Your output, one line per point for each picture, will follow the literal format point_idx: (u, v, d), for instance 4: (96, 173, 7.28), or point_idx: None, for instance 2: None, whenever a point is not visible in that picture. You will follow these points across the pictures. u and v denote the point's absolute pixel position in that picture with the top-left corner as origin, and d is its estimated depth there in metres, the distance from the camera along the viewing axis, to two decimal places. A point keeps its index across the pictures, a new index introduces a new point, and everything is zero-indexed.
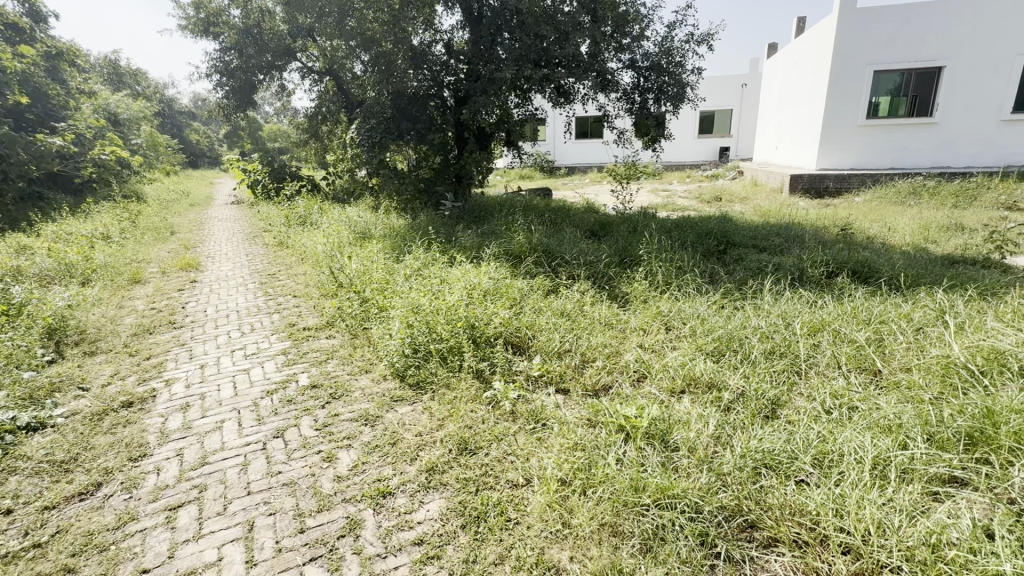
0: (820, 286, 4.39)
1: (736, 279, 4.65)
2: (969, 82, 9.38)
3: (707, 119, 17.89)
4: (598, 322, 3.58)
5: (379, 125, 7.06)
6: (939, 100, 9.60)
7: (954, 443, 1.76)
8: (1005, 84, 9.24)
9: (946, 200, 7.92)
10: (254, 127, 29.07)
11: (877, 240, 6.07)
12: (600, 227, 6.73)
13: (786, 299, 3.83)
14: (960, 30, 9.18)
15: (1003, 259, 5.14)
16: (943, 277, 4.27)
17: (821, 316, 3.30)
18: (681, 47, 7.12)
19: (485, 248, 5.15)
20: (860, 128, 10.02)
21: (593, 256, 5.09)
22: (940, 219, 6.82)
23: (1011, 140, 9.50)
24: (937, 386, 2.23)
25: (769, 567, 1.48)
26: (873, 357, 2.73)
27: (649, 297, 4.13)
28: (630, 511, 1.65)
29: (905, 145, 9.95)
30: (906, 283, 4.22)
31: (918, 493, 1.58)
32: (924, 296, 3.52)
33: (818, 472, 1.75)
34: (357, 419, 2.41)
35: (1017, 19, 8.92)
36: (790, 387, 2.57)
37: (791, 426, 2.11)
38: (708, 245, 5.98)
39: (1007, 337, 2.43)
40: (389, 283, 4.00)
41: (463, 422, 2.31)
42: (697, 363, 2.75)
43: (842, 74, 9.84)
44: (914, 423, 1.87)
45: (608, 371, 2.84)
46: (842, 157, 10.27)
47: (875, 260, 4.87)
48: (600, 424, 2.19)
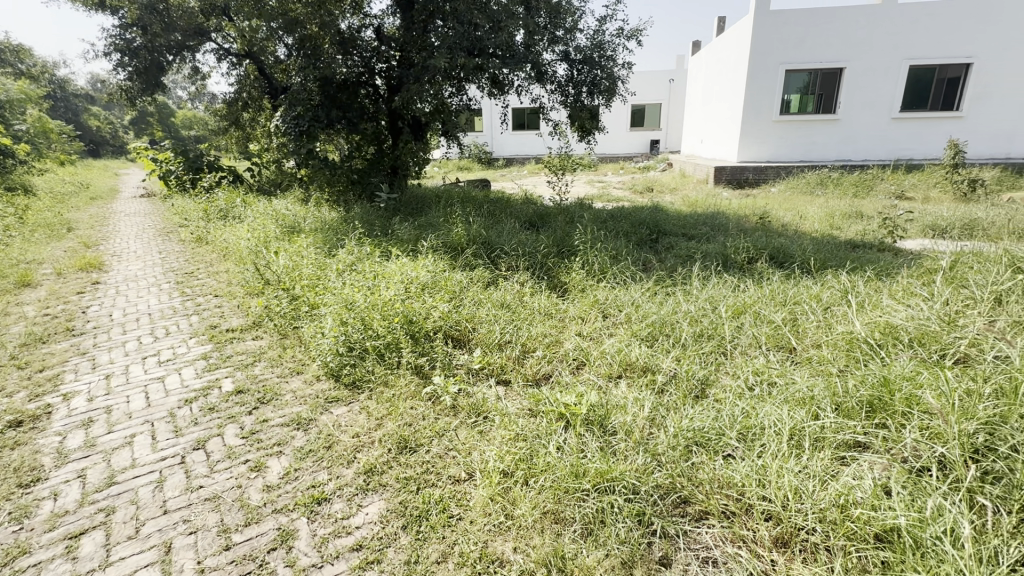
0: (742, 271, 4.69)
1: (667, 267, 4.87)
2: (866, 82, 10.32)
3: (638, 112, 18.53)
4: (537, 312, 3.62)
5: (306, 113, 6.65)
6: (841, 98, 10.49)
7: (858, 411, 1.92)
8: (895, 85, 10.25)
9: (848, 190, 8.71)
10: (165, 112, 26.70)
11: (791, 228, 6.57)
12: (538, 218, 6.78)
13: (712, 284, 4.06)
14: (858, 35, 10.06)
15: (895, 243, 5.73)
16: (846, 261, 4.69)
17: (744, 300, 3.53)
18: (612, 41, 7.30)
19: (422, 240, 5.05)
20: (775, 123, 10.78)
21: (532, 247, 5.13)
22: (844, 207, 7.48)
23: (901, 136, 10.56)
24: (843, 359, 2.44)
25: (700, 539, 1.55)
26: (789, 336, 2.95)
27: (586, 287, 4.22)
28: (571, 498, 1.68)
29: (814, 139, 10.81)
30: (815, 266, 4.60)
31: (828, 458, 1.72)
32: (831, 278, 3.85)
33: (743, 446, 1.86)
34: (288, 424, 2.28)
35: (904, 26, 9.89)
36: (718, 367, 2.73)
37: (718, 405, 2.23)
38: (641, 234, 6.21)
39: (900, 312, 2.70)
40: (321, 278, 3.81)
41: (402, 419, 2.25)
42: (633, 349, 2.85)
43: (758, 72, 10.52)
44: (824, 394, 2.04)
45: (548, 360, 2.87)
46: (760, 150, 11.01)
47: (789, 246, 5.26)
48: (540, 414, 2.21)
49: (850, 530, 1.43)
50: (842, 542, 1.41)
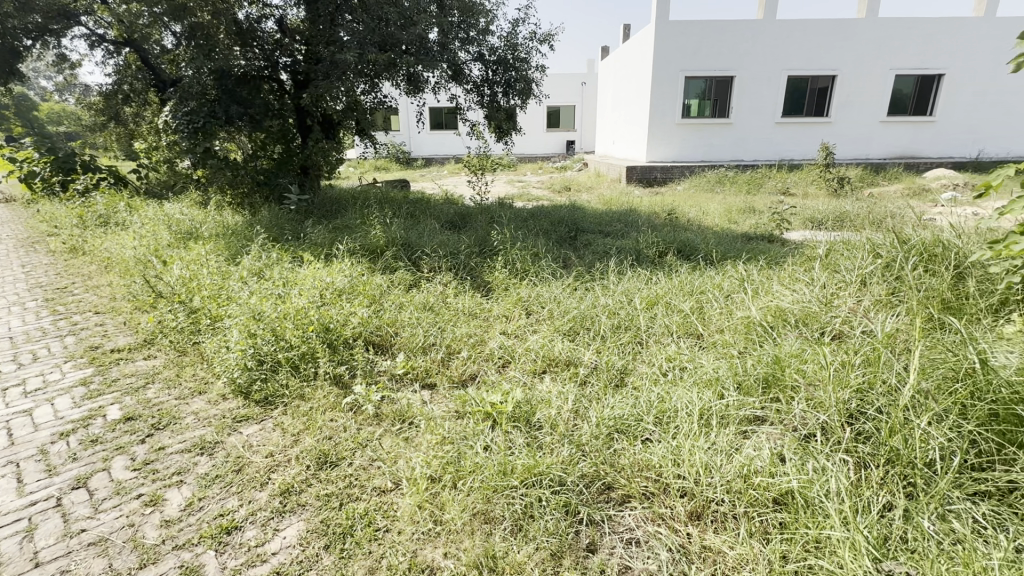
0: (654, 264, 4.98)
1: (585, 263, 5.05)
2: (753, 89, 11.39)
3: (553, 114, 19.07)
4: (462, 313, 3.60)
5: (201, 109, 6.08)
6: (733, 104, 11.50)
7: (755, 387, 2.12)
8: (777, 93, 11.42)
9: (742, 187, 9.56)
10: (25, 105, 23.26)
11: (695, 223, 7.10)
12: (459, 219, 6.73)
13: (627, 278, 4.27)
14: (745, 46, 11.07)
15: (782, 234, 6.39)
16: (742, 252, 5.15)
17: (656, 292, 3.75)
18: (525, 43, 7.43)
19: (338, 244, 4.82)
20: (677, 126, 11.59)
21: (453, 247, 5.09)
22: (739, 203, 8.20)
23: (783, 139, 11.80)
24: (742, 341, 2.68)
25: (624, 521, 1.63)
26: (696, 323, 3.18)
27: (509, 285, 4.26)
28: (500, 496, 1.68)
29: (711, 141, 11.76)
30: (717, 257, 5.00)
31: (733, 433, 1.87)
32: (730, 268, 4.20)
33: (659, 429, 1.98)
34: (189, 449, 2.08)
35: (782, 41, 11.02)
36: (635, 356, 2.88)
37: (636, 392, 2.35)
38: (561, 232, 6.39)
39: (787, 296, 3.01)
40: (225, 288, 3.51)
41: (321, 434, 2.13)
42: (555, 344, 2.93)
43: (661, 78, 11.24)
44: (727, 374, 2.22)
45: (474, 360, 2.86)
46: (665, 150, 11.78)
47: (694, 240, 5.68)
48: (467, 414, 2.20)
49: (752, 497, 1.56)
50: (745, 509, 1.54)
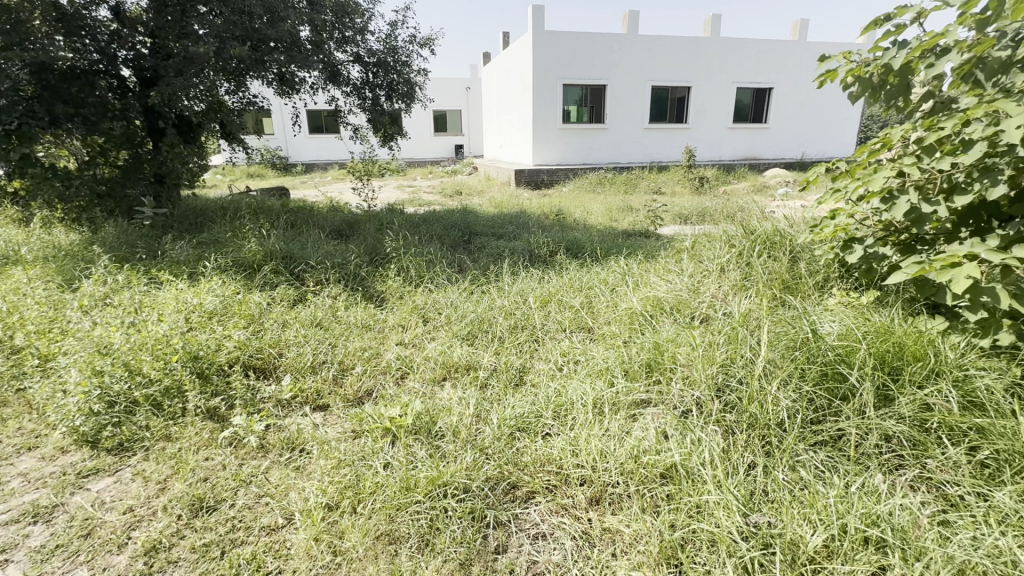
0: (546, 263, 5.18)
1: (480, 266, 5.10)
2: (623, 97, 12.38)
3: (439, 118, 18.99)
4: (354, 326, 3.43)
5: (13, 107, 5.08)
6: (607, 110, 12.39)
7: (639, 372, 2.30)
8: (644, 101, 12.53)
9: (620, 187, 10.33)
10: None
11: (581, 222, 7.52)
12: (347, 227, 6.41)
13: (522, 279, 4.39)
14: (613, 58, 11.99)
15: (656, 229, 7.02)
16: (622, 247, 5.56)
17: (549, 290, 3.90)
18: (405, 46, 7.31)
19: (206, 261, 4.32)
20: (559, 131, 12.19)
21: (341, 257, 4.83)
22: (619, 202, 8.85)
23: (651, 143, 12.98)
24: (627, 330, 2.89)
25: (529, 517, 1.66)
26: (586, 317, 3.37)
27: (404, 294, 4.16)
28: (404, 513, 1.62)
29: (590, 145, 12.57)
30: (601, 254, 5.35)
31: (623, 418, 2.00)
32: (613, 263, 4.51)
33: (557, 423, 2.06)
34: (17, 520, 1.72)
35: (644, 54, 12.11)
36: (531, 354, 2.97)
37: (535, 389, 2.43)
38: (455, 236, 6.38)
39: (662, 286, 3.31)
40: (58, 321, 2.96)
41: (195, 476, 1.88)
42: (455, 350, 2.92)
43: (541, 84, 11.74)
44: (615, 363, 2.38)
45: (369, 375, 2.74)
46: (550, 154, 12.33)
47: (580, 238, 6.01)
48: (364, 433, 2.09)
49: (642, 474, 1.68)
50: (637, 487, 1.65)
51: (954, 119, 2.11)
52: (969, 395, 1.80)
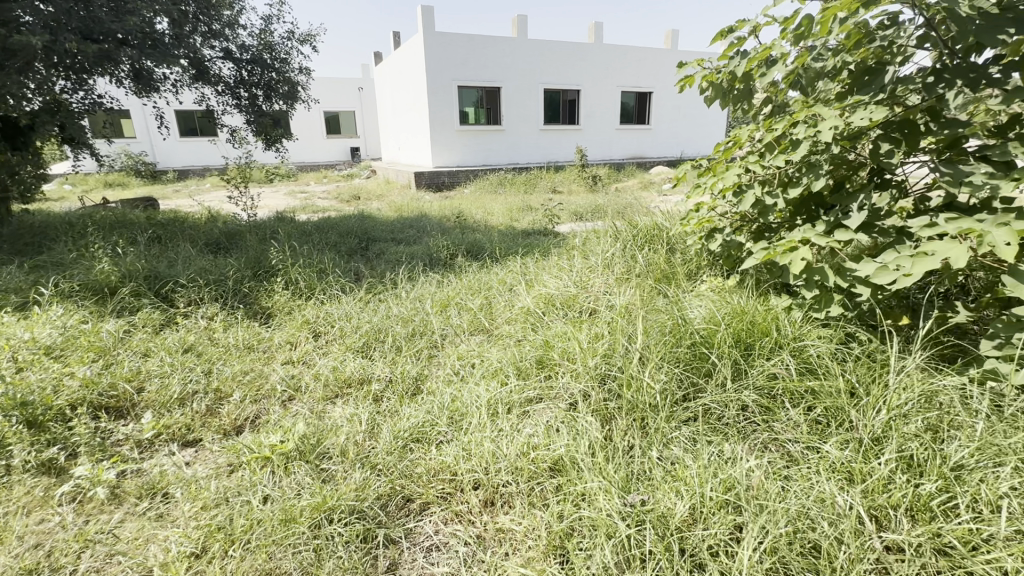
0: (446, 267, 5.15)
1: (377, 273, 4.93)
2: (517, 100, 12.67)
3: (331, 119, 18.09)
4: (233, 348, 3.13)
5: None
6: (502, 112, 12.60)
7: (531, 368, 2.36)
8: (537, 103, 12.93)
9: (520, 187, 10.57)
10: None
11: (482, 223, 7.57)
12: (226, 239, 5.85)
13: (420, 284, 4.31)
14: (506, 60, 12.21)
15: (554, 227, 7.27)
16: (521, 247, 5.69)
17: (447, 294, 3.87)
18: (283, 42, 6.86)
19: (45, 287, 3.71)
20: (457, 133, 12.18)
21: (219, 272, 4.40)
22: (519, 202, 9.05)
23: (547, 143, 13.43)
24: (521, 328, 2.96)
25: (423, 530, 1.63)
26: (484, 318, 3.39)
27: (293, 308, 3.89)
28: (284, 547, 1.51)
29: (489, 147, 12.72)
30: (501, 254, 5.43)
31: (516, 415, 2.04)
32: (511, 263, 4.60)
33: (452, 429, 2.05)
34: None
35: (535, 57, 12.48)
36: (429, 360, 2.92)
37: (431, 396, 2.39)
38: (351, 244, 6.11)
39: (554, 283, 3.43)
40: None
41: (25, 544, 1.60)
42: (348, 364, 2.78)
43: (436, 86, 11.62)
44: (509, 363, 2.42)
45: (251, 400, 2.52)
46: (449, 156, 12.27)
47: (480, 240, 6.05)
48: (242, 465, 1.92)
49: (531, 470, 1.73)
50: (527, 483, 1.69)
51: (784, 121, 2.41)
52: (805, 362, 2.09)
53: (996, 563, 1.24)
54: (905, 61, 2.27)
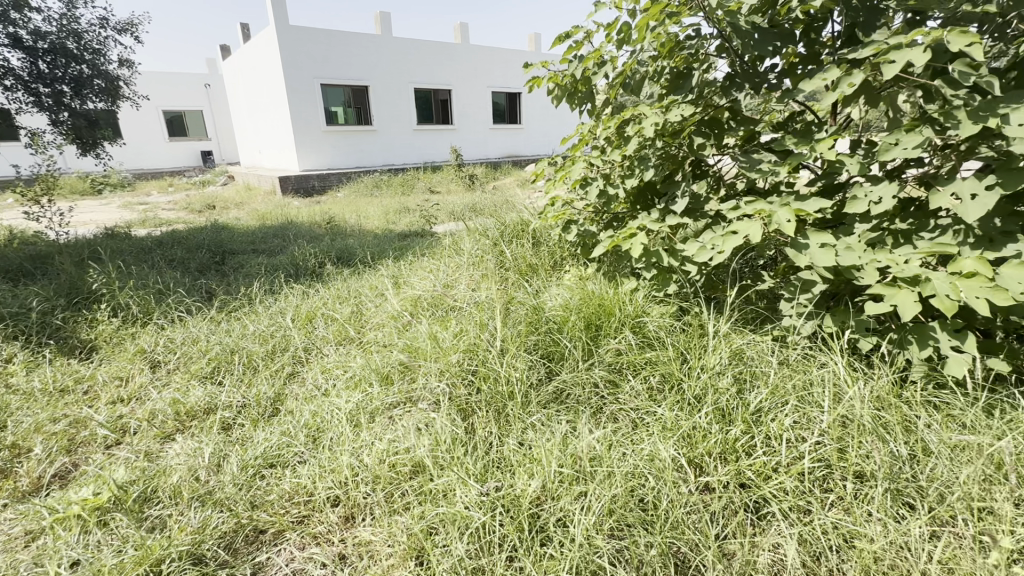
0: (313, 276, 4.83)
1: (233, 289, 4.46)
2: (387, 99, 12.29)
3: (172, 120, 15.95)
4: (39, 393, 2.61)
5: None
6: (372, 112, 12.14)
7: (394, 374, 2.30)
8: (408, 103, 12.66)
9: (396, 189, 10.29)
10: None
11: (356, 228, 7.24)
12: (31, 264, 4.86)
13: (282, 297, 3.99)
14: (371, 58, 11.76)
15: (431, 228, 7.20)
16: (395, 249, 5.54)
17: (312, 305, 3.63)
18: (93, 30, 5.86)
19: None
20: (323, 134, 11.47)
21: (19, 304, 3.64)
22: (395, 204, 8.81)
23: (422, 144, 13.25)
24: (387, 333, 2.87)
25: (274, 560, 1.51)
26: (352, 327, 3.24)
27: (123, 338, 3.36)
28: None
29: (360, 148, 12.19)
30: (373, 259, 5.23)
31: (378, 423, 1.99)
32: (382, 267, 4.45)
33: (309, 447, 1.93)
34: None
35: (402, 56, 12.21)
36: (290, 378, 2.72)
37: (288, 416, 2.22)
38: (201, 258, 5.45)
39: (422, 284, 3.39)
40: None
41: None
42: (190, 394, 2.48)
43: (295, 83, 10.81)
44: (371, 370, 2.34)
45: (62, 453, 2.12)
46: (317, 158, 11.53)
47: (351, 245, 5.76)
48: (44, 531, 1.61)
49: (388, 476, 1.69)
50: (387, 491, 1.65)
51: (615, 119, 2.57)
52: (644, 336, 2.32)
53: (779, 485, 1.52)
54: (711, 68, 2.55)
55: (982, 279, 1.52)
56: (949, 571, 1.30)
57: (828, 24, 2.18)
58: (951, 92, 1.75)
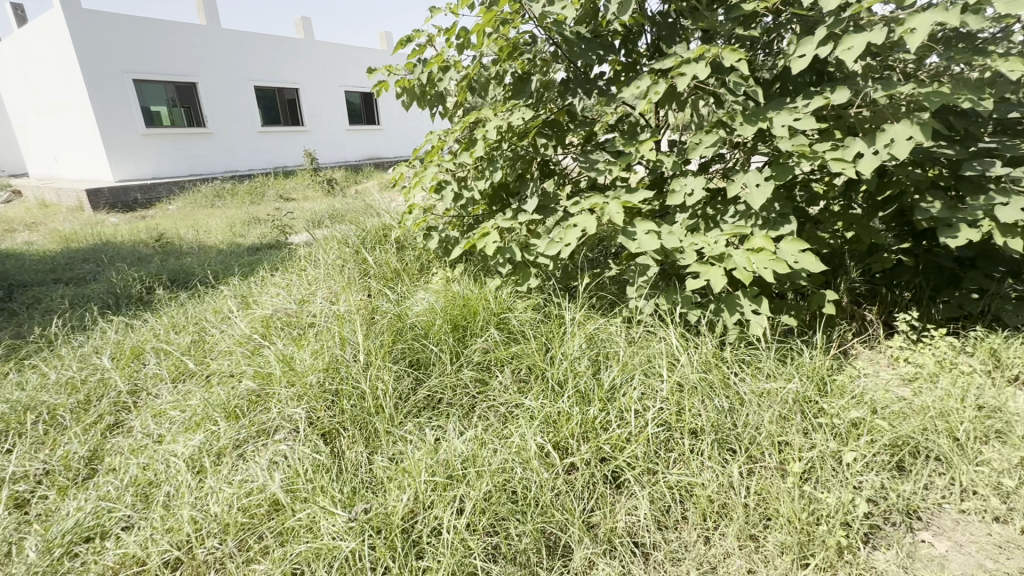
0: (140, 305, 4.11)
1: (24, 331, 3.60)
2: (221, 98, 10.95)
3: None
4: None
5: None
6: (204, 112, 10.73)
7: (242, 406, 2.04)
8: (248, 102, 11.43)
9: (243, 198, 9.26)
10: None
11: (193, 244, 6.33)
12: None
13: (97, 334, 3.33)
14: (196, 52, 10.36)
15: (287, 238, 6.60)
16: (243, 265, 4.96)
17: (138, 339, 3.08)
18: None
19: None
20: (143, 138, 9.85)
21: None
22: (242, 215, 7.91)
23: (269, 147, 12.08)
24: (234, 360, 2.55)
25: None
26: (192, 358, 2.82)
27: None
28: None
29: (193, 153, 10.72)
30: (217, 278, 4.63)
31: (227, 466, 1.77)
32: (227, 287, 3.95)
33: (139, 508, 1.64)
34: None
35: (235, 50, 10.96)
36: (112, 431, 2.28)
37: (109, 476, 1.86)
38: None
39: (275, 301, 3.08)
40: None
41: None
42: None
43: (97, 79, 9.09)
44: (215, 405, 2.06)
45: None
46: (137, 167, 9.87)
47: (188, 265, 5.03)
48: None
49: (240, 523, 1.52)
50: (239, 539, 1.49)
51: (460, 123, 2.56)
52: (509, 331, 2.39)
53: (632, 454, 1.69)
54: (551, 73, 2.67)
55: (767, 253, 1.84)
56: (762, 499, 1.57)
57: (642, 37, 2.45)
58: (734, 99, 2.09)
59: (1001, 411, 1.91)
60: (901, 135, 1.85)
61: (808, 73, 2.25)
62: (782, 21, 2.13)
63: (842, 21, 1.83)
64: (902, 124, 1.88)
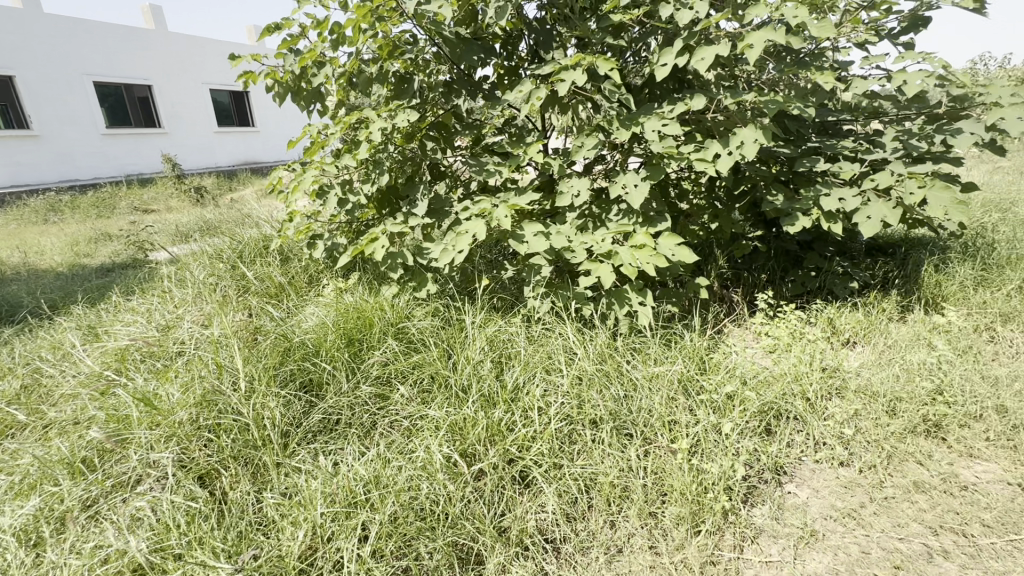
0: None
1: None
2: (49, 95, 9.28)
3: None
4: None
5: None
6: (26, 112, 9.02)
7: (93, 458, 1.73)
8: (86, 100, 9.82)
9: (87, 211, 7.94)
10: None
11: (21, 269, 5.28)
12: None
13: None
14: (9, 40, 8.65)
15: (150, 254, 5.77)
16: (91, 290, 4.24)
17: None
18: None
19: None
20: None
21: None
22: (86, 231, 6.77)
23: (119, 152, 10.51)
24: (82, 404, 2.16)
25: None
26: (23, 407, 2.34)
27: None
28: None
29: (15, 161, 8.97)
30: (56, 308, 3.90)
31: (74, 531, 1.49)
32: (69, 317, 3.34)
33: None
34: None
35: (64, 40, 9.34)
36: None
37: None
38: None
39: (133, 330, 2.67)
40: None
41: None
42: None
43: None
44: (55, 461, 1.72)
45: None
46: None
47: (12, 294, 4.17)
48: None
49: None
50: None
51: (341, 125, 2.40)
52: (408, 341, 2.30)
53: (538, 451, 1.72)
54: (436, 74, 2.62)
55: (648, 249, 1.97)
56: (658, 476, 1.68)
57: (522, 41, 2.50)
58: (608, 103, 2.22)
59: (839, 370, 2.27)
60: (749, 138, 2.10)
61: (671, 81, 2.47)
62: (646, 31, 2.32)
63: (694, 33, 2.03)
64: (749, 128, 2.13)
